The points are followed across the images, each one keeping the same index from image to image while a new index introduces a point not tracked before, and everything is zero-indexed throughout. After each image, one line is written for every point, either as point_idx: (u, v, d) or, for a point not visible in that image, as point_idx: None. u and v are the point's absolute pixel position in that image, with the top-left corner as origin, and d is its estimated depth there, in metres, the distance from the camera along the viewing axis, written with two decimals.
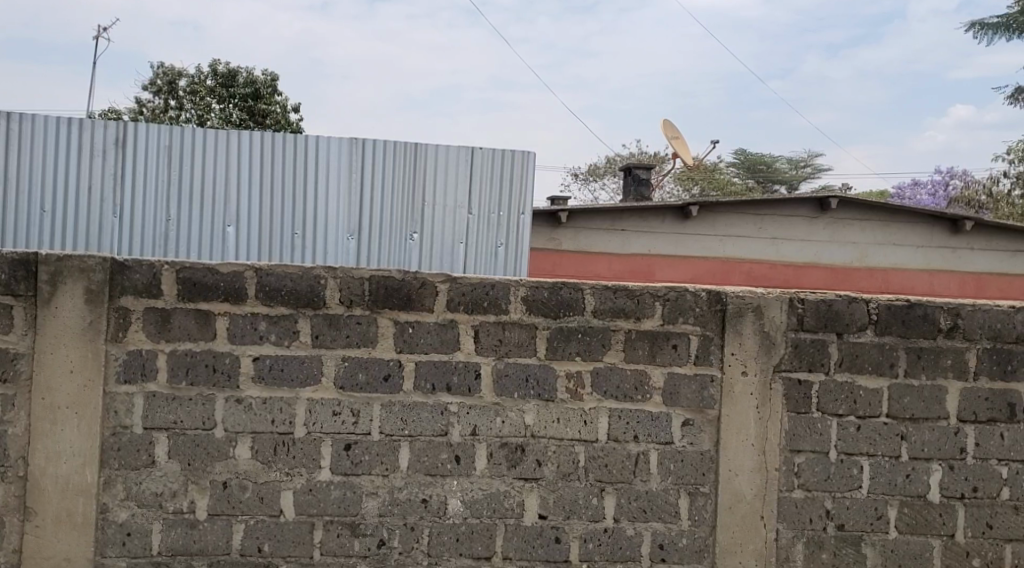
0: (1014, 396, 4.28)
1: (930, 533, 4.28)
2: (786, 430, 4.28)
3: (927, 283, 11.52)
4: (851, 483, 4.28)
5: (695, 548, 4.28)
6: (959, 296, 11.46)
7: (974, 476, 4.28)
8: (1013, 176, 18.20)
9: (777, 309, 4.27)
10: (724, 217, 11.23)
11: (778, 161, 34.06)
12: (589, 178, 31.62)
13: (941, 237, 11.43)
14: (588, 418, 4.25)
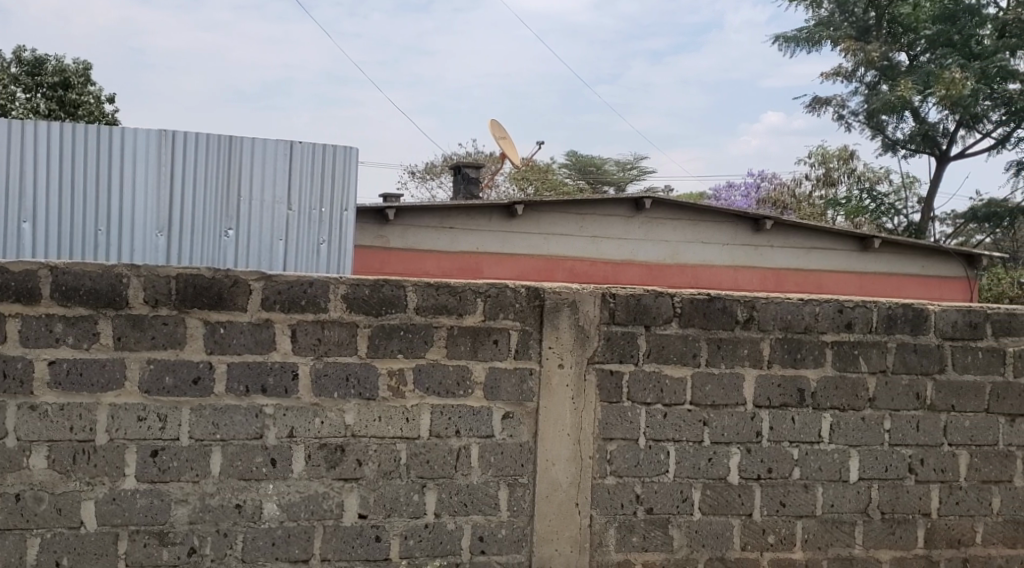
0: (804, 382, 4.62)
1: (730, 513, 4.56)
2: (599, 419, 4.45)
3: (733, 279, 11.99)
4: (659, 468, 4.50)
5: (513, 538, 4.38)
6: (761, 290, 11.98)
7: (769, 458, 4.59)
8: (814, 179, 19.48)
9: (591, 304, 4.44)
10: (548, 216, 11.44)
11: (608, 162, 35.26)
12: (426, 176, 31.61)
13: (744, 235, 11.95)
14: (409, 415, 4.26)
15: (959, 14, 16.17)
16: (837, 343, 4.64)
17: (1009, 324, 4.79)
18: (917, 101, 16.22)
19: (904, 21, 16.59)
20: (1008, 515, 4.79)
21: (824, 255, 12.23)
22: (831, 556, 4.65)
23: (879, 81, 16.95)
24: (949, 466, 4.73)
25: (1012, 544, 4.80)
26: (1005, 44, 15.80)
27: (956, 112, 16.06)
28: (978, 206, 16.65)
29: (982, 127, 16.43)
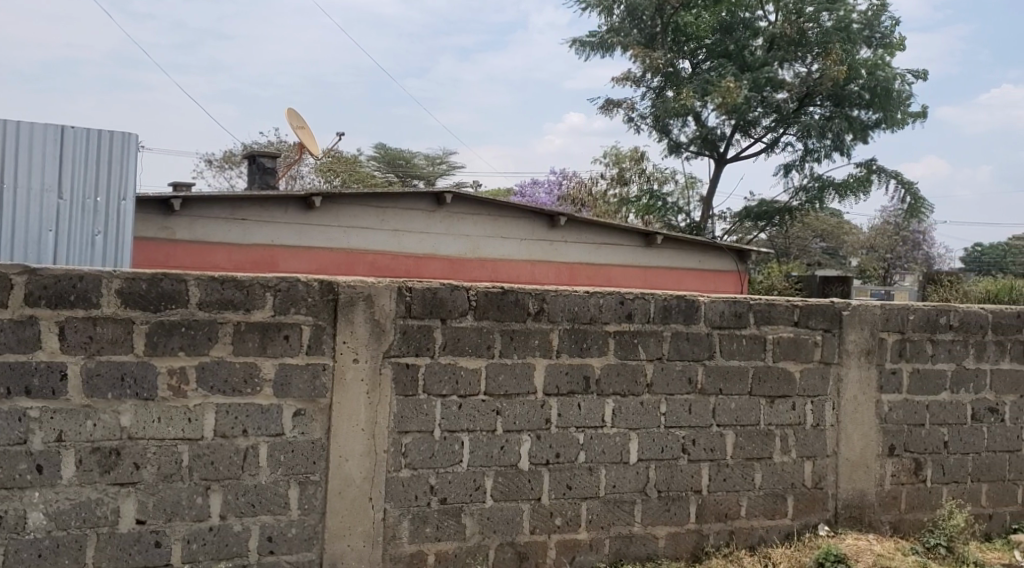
0: (589, 370, 4.85)
1: (520, 498, 4.72)
2: (394, 413, 4.47)
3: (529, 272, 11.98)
4: (452, 458, 4.58)
5: (304, 536, 4.32)
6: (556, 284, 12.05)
7: (557, 444, 4.79)
8: (608, 177, 20.28)
9: (386, 297, 4.44)
10: (349, 208, 10.90)
11: (415, 157, 35.19)
12: (223, 165, 30.34)
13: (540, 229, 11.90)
14: (192, 415, 4.10)
15: (735, 26, 17.63)
16: (619, 333, 4.91)
17: (769, 313, 5.24)
18: (698, 107, 17.24)
19: (687, 29, 17.72)
20: (769, 488, 5.25)
21: (610, 251, 12.27)
22: (613, 534, 4.92)
23: (664, 87, 17.84)
24: (717, 446, 5.12)
25: (772, 515, 5.26)
26: (774, 56, 17.18)
27: (732, 117, 17.23)
28: (752, 206, 18.00)
29: (754, 132, 17.71)
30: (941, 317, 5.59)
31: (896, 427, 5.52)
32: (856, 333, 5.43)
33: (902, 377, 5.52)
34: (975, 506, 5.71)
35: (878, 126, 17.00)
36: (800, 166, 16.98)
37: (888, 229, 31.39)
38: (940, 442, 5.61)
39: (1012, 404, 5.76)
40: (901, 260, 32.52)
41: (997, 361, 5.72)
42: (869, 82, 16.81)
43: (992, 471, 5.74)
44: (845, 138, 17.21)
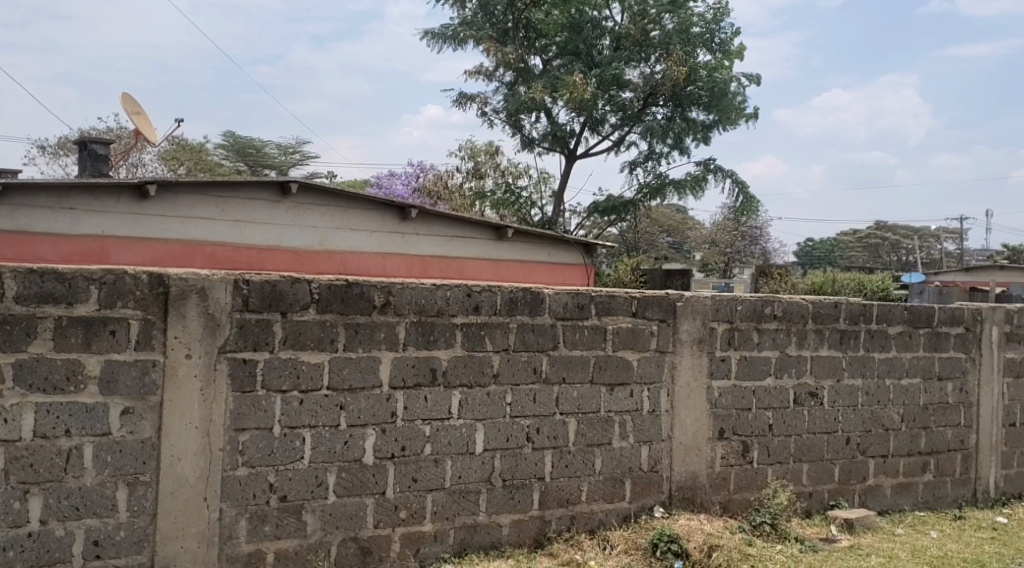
0: (435, 362, 4.87)
1: (363, 493, 4.69)
2: (231, 410, 4.35)
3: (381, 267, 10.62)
4: (293, 455, 4.50)
5: (133, 539, 4.18)
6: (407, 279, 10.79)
7: (402, 437, 4.79)
8: (463, 171, 20.43)
9: (221, 290, 4.32)
10: (190, 196, 9.41)
11: (268, 146, 34.09)
12: (58, 152, 28.56)
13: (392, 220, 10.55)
14: (8, 415, 3.96)
15: (583, 25, 17.78)
16: (465, 325, 4.95)
17: (608, 304, 5.42)
18: (548, 103, 17.56)
19: (538, 26, 17.97)
20: (608, 473, 5.44)
21: (467, 244, 11.26)
22: (458, 525, 4.96)
23: (515, 82, 18.12)
24: (560, 433, 5.26)
25: (611, 499, 5.45)
26: (620, 55, 17.59)
27: (581, 114, 17.65)
28: (600, 201, 18.48)
29: (602, 130, 18.20)
30: (766, 308, 5.93)
31: (726, 412, 5.83)
32: (689, 323, 5.70)
33: (731, 364, 5.83)
34: (797, 485, 6.09)
35: (715, 127, 17.78)
36: (643, 165, 17.59)
37: (729, 224, 32.81)
38: (766, 425, 5.96)
39: (830, 388, 6.18)
40: (741, 255, 34.22)
41: (817, 348, 6.12)
42: (708, 84, 17.47)
43: (812, 451, 6.13)
44: (684, 138, 17.93)
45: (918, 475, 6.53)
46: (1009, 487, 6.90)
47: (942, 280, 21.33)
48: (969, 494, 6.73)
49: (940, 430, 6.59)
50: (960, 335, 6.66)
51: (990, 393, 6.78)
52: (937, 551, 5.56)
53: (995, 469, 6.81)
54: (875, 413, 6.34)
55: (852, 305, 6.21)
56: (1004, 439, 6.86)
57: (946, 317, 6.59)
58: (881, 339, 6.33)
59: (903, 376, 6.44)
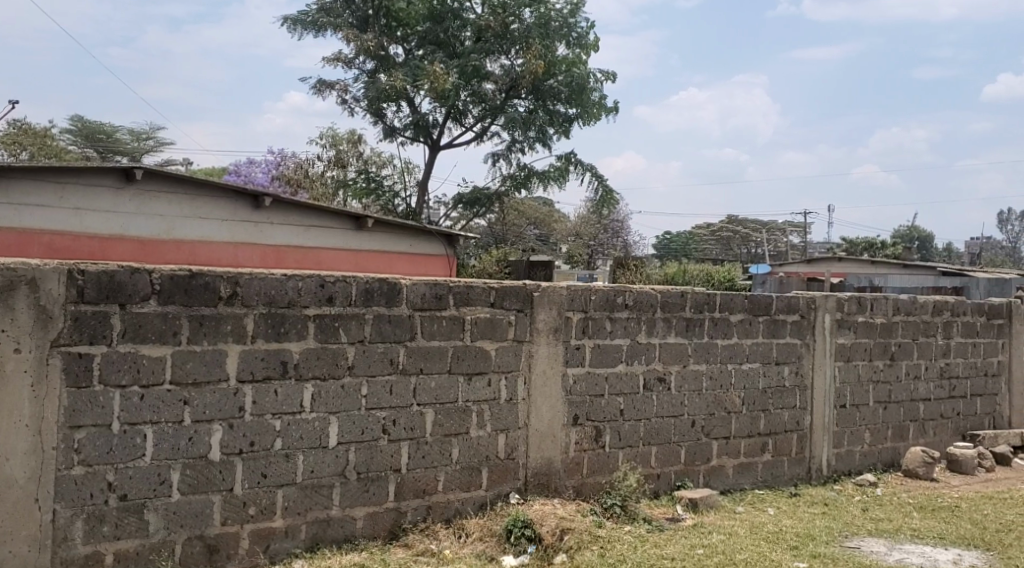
0: (286, 354, 4.78)
1: (210, 490, 4.56)
2: (65, 406, 4.18)
3: (234, 257, 10.26)
4: (134, 453, 4.34)
5: None
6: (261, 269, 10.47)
7: (251, 432, 4.68)
8: (325, 159, 20.12)
9: (54, 282, 4.15)
10: (23, 182, 8.88)
11: (120, 131, 32.49)
12: None
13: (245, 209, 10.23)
14: None
15: (444, 15, 17.86)
16: (318, 316, 4.89)
17: (466, 294, 5.47)
18: (410, 93, 17.48)
19: (398, 15, 17.81)
20: (464, 462, 5.49)
21: (324, 233, 11.04)
22: (309, 519, 4.90)
23: (376, 70, 17.94)
24: (416, 424, 5.27)
25: (467, 487, 5.51)
26: (479, 47, 17.62)
27: (443, 104, 17.65)
28: (465, 193, 18.54)
29: (465, 121, 18.26)
30: (618, 297, 6.13)
31: (579, 398, 5.99)
32: (545, 312, 5.82)
33: (584, 352, 5.99)
34: (646, 468, 6.34)
35: (576, 121, 18.17)
36: (506, 157, 17.77)
37: (592, 218, 33.59)
38: (617, 411, 6.16)
39: (677, 373, 6.44)
40: (604, 247, 35.06)
41: (665, 336, 6.36)
42: (567, 78, 17.87)
43: (660, 435, 6.38)
44: (546, 131, 18.22)
45: (757, 455, 6.90)
46: (840, 464, 7.38)
47: (789, 271, 22.50)
48: (804, 472, 7.16)
49: (778, 412, 6.99)
50: (796, 322, 7.07)
51: (824, 376, 7.23)
52: (773, 527, 5.90)
53: (827, 448, 7.27)
54: (718, 397, 6.66)
55: (698, 294, 6.50)
56: (835, 419, 7.33)
57: (783, 306, 6.99)
58: (725, 326, 6.66)
59: (744, 361, 6.79)
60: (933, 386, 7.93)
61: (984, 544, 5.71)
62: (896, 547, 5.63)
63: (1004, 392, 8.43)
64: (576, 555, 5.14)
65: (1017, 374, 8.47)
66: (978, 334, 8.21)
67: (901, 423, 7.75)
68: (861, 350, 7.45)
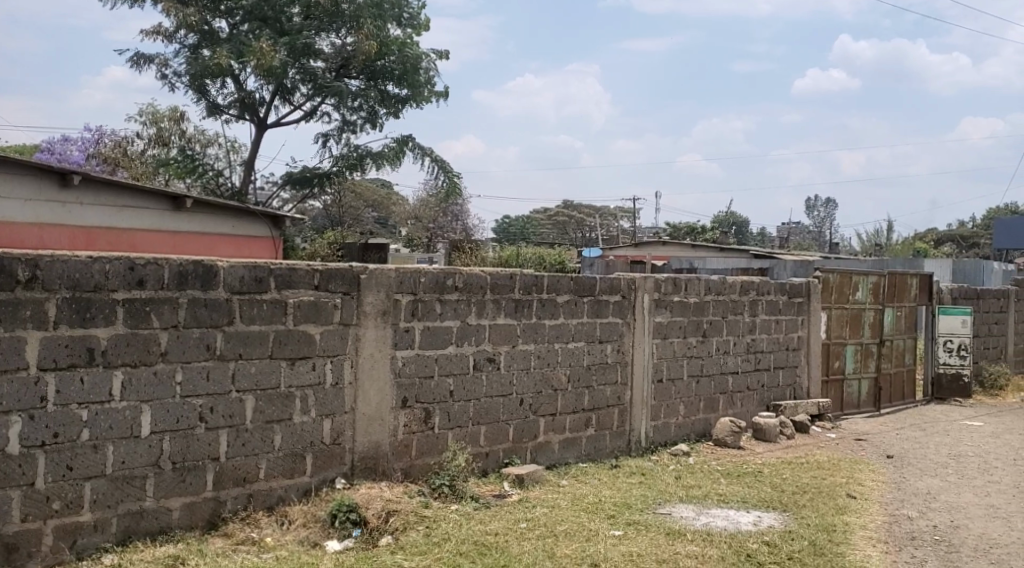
0: (93, 341, 4.59)
1: (8, 485, 4.36)
2: None
3: (38, 240, 9.54)
4: None
5: None
6: (70, 252, 9.79)
7: (55, 423, 4.48)
8: (146, 137, 19.15)
9: None
10: None
11: None
12: None
13: (51, 188, 9.56)
14: None
15: None
16: (128, 300, 4.71)
17: (289, 277, 5.38)
18: (235, 69, 16.85)
19: None
20: (287, 448, 5.41)
21: (139, 215, 10.50)
22: (121, 512, 4.72)
23: (199, 44, 17.19)
24: (236, 411, 5.15)
25: (290, 474, 5.44)
26: (309, 24, 17.17)
27: (271, 81, 17.13)
28: (294, 172, 18.05)
29: (294, 99, 17.81)
30: (447, 280, 6.19)
31: (408, 380, 6.01)
32: (372, 295, 5.80)
33: (414, 335, 6.02)
34: (475, 448, 6.43)
35: (407, 102, 18.10)
36: (336, 136, 17.46)
37: (429, 201, 33.62)
38: (446, 392, 6.22)
39: (506, 353, 6.58)
40: (442, 230, 35.20)
41: (494, 317, 6.49)
42: (399, 58, 17.75)
43: (489, 414, 6.49)
44: (377, 111, 18.08)
45: (581, 431, 7.17)
46: (657, 436, 7.78)
47: (618, 254, 23.34)
48: (624, 444, 7.50)
49: (600, 388, 7.28)
50: (618, 302, 7.38)
51: (642, 353, 7.59)
52: (593, 498, 6.17)
53: (645, 421, 7.65)
54: (545, 375, 6.86)
55: (525, 276, 6.66)
56: (653, 394, 7.72)
57: (606, 286, 7.28)
58: (551, 307, 6.86)
59: (569, 340, 7.03)
60: (741, 360, 8.49)
61: (781, 505, 6.20)
62: (704, 512, 6.02)
63: (803, 363, 9.13)
64: (401, 536, 5.19)
65: (814, 348, 9.19)
66: (780, 311, 8.86)
67: (712, 395, 8.25)
68: (676, 327, 7.87)
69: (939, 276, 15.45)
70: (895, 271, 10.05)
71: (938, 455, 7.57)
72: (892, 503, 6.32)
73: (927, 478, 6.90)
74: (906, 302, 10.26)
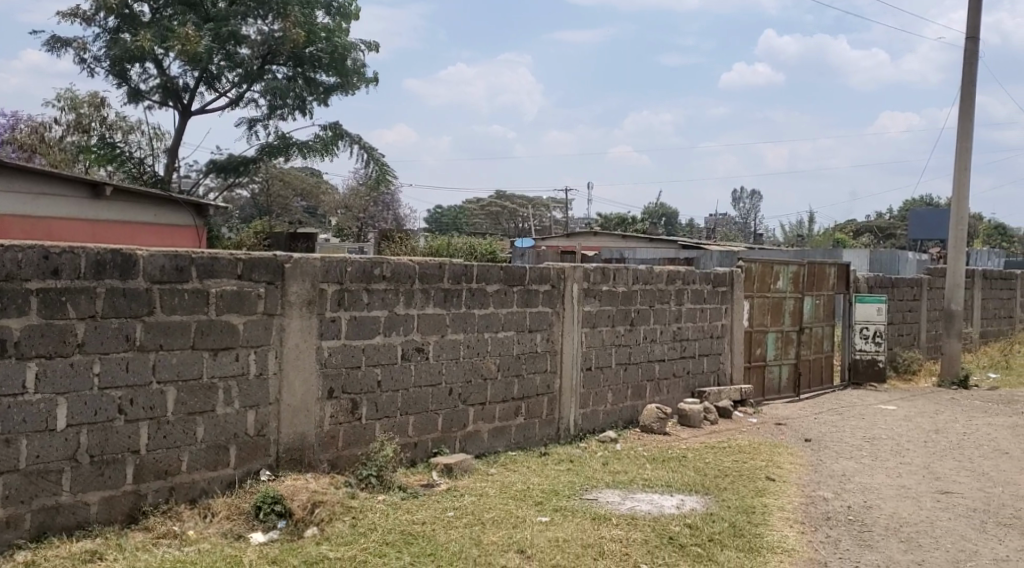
0: (4, 332, 4.50)
1: None
2: None
3: None
4: None
5: None
6: None
7: None
8: (64, 123, 18.53)
9: None
10: None
11: None
12: None
13: None
14: None
15: None
16: (42, 290, 4.61)
17: (211, 267, 5.30)
18: (157, 54, 16.42)
19: None
20: (210, 440, 5.34)
21: (57, 203, 10.16)
22: (36, 508, 4.62)
23: (120, 29, 16.70)
24: (157, 403, 5.06)
25: (213, 466, 5.36)
26: (235, 10, 16.82)
27: (195, 68, 16.75)
28: (220, 160, 17.69)
29: (219, 86, 17.44)
30: (374, 269, 6.17)
31: (334, 371, 5.97)
32: (297, 285, 5.75)
33: (340, 325, 5.98)
34: (403, 437, 6.43)
35: (336, 90, 17.89)
36: (263, 124, 17.16)
37: (359, 190, 33.31)
38: (373, 382, 6.20)
39: (434, 343, 6.58)
40: (373, 219, 34.91)
41: (422, 307, 6.48)
42: (328, 47, 17.51)
43: (417, 404, 6.49)
44: (305, 99, 17.84)
45: (511, 419, 7.21)
46: (586, 424, 7.87)
47: (549, 244, 23.49)
48: (553, 432, 7.58)
49: (530, 376, 7.33)
50: (547, 292, 7.44)
51: (571, 341, 7.67)
52: (521, 486, 6.22)
53: (574, 409, 7.74)
54: (474, 364, 6.88)
55: (454, 265, 6.67)
56: (582, 382, 7.80)
57: (535, 276, 7.33)
58: (480, 296, 6.88)
59: (499, 330, 7.06)
60: (667, 348, 8.65)
61: (704, 488, 6.35)
62: (629, 497, 6.12)
63: (727, 351, 9.35)
64: (327, 527, 5.16)
65: (738, 336, 9.41)
66: (705, 300, 9.04)
67: (639, 383, 8.39)
68: (605, 316, 7.98)
69: (857, 266, 15.96)
70: (815, 260, 10.35)
71: (854, 439, 7.83)
72: (809, 485, 6.52)
73: (843, 460, 7.14)
74: (825, 291, 10.58)
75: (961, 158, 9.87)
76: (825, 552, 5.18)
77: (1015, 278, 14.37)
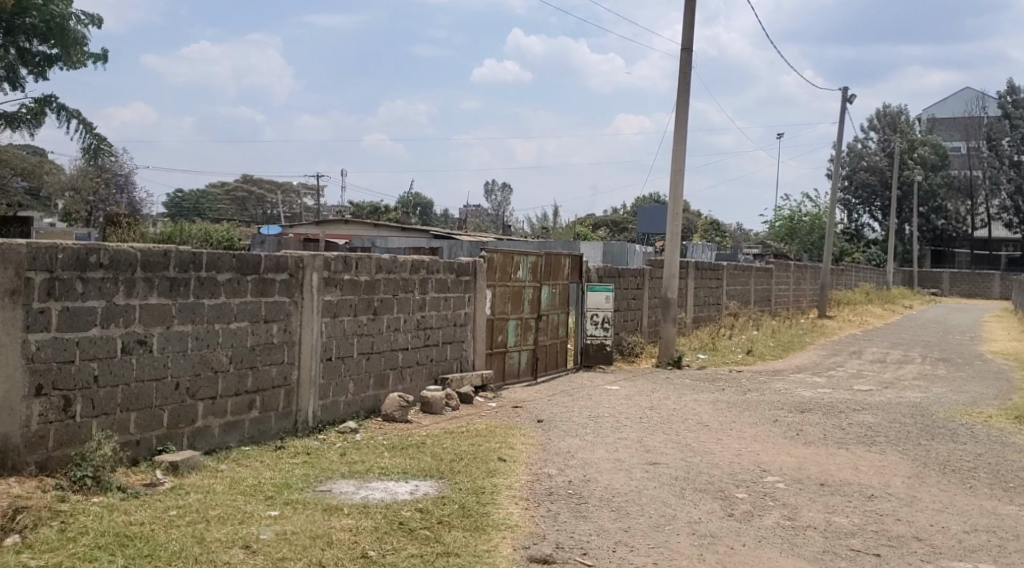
0: None
1: None
2: None
3: None
4: None
5: None
6: None
7: None
8: None
9: None
10: None
11: None
12: None
13: None
14: None
15: None
16: None
17: None
18: None
19: None
20: None
21: None
22: None
23: None
24: None
25: None
26: None
27: None
28: None
29: None
30: (90, 256, 5.80)
31: (43, 366, 5.56)
32: None
33: (50, 317, 5.58)
34: (122, 435, 6.08)
35: (55, 61, 16.39)
36: None
37: (87, 170, 30.70)
38: (89, 377, 5.83)
39: (159, 335, 6.28)
40: (105, 201, 32.34)
41: (145, 297, 6.16)
42: (44, 14, 15.96)
43: (140, 399, 6.16)
44: (17, 70, 16.16)
45: (244, 413, 7.02)
46: (325, 415, 7.82)
47: (296, 232, 23.01)
48: (290, 425, 7.46)
49: (265, 368, 7.17)
50: (285, 281, 7.32)
51: (310, 332, 7.59)
52: (252, 480, 6.10)
53: (313, 400, 7.66)
54: (204, 356, 6.64)
55: (182, 253, 6.41)
56: (321, 372, 7.75)
57: (271, 264, 7.18)
58: (210, 285, 6.65)
59: (231, 320, 6.86)
60: (410, 337, 8.79)
61: (438, 473, 6.55)
62: (363, 486, 6.19)
63: (468, 339, 9.65)
64: (32, 534, 4.81)
65: (479, 324, 9.74)
66: (448, 289, 9.28)
67: (381, 371, 8.47)
68: (346, 306, 7.97)
69: (589, 257, 17.03)
70: (551, 252, 10.92)
71: (580, 418, 8.39)
72: (536, 463, 6.93)
73: (569, 438, 7.63)
74: (560, 280, 11.21)
75: (676, 160, 10.79)
76: (545, 525, 5.53)
77: (722, 268, 15.98)
